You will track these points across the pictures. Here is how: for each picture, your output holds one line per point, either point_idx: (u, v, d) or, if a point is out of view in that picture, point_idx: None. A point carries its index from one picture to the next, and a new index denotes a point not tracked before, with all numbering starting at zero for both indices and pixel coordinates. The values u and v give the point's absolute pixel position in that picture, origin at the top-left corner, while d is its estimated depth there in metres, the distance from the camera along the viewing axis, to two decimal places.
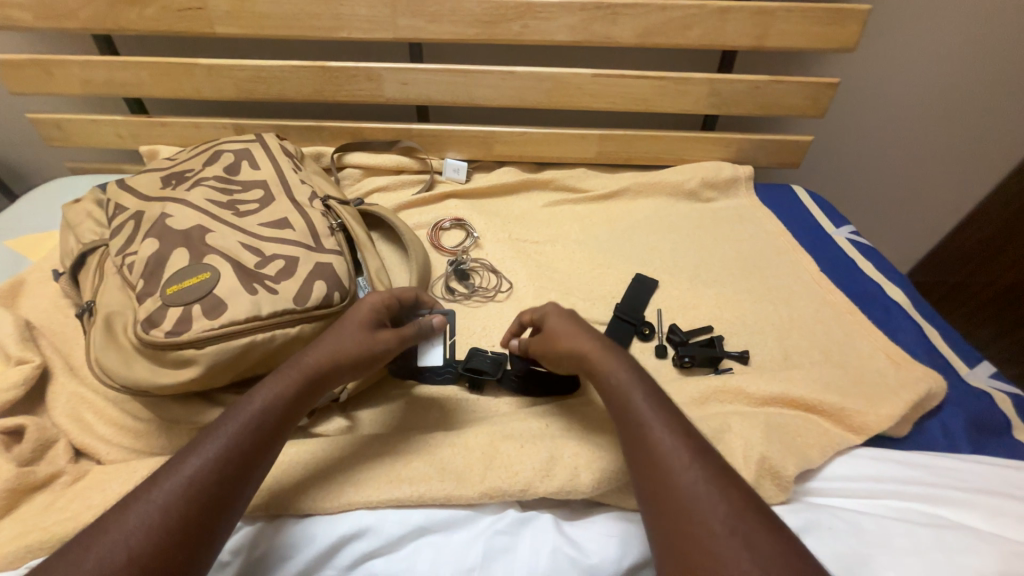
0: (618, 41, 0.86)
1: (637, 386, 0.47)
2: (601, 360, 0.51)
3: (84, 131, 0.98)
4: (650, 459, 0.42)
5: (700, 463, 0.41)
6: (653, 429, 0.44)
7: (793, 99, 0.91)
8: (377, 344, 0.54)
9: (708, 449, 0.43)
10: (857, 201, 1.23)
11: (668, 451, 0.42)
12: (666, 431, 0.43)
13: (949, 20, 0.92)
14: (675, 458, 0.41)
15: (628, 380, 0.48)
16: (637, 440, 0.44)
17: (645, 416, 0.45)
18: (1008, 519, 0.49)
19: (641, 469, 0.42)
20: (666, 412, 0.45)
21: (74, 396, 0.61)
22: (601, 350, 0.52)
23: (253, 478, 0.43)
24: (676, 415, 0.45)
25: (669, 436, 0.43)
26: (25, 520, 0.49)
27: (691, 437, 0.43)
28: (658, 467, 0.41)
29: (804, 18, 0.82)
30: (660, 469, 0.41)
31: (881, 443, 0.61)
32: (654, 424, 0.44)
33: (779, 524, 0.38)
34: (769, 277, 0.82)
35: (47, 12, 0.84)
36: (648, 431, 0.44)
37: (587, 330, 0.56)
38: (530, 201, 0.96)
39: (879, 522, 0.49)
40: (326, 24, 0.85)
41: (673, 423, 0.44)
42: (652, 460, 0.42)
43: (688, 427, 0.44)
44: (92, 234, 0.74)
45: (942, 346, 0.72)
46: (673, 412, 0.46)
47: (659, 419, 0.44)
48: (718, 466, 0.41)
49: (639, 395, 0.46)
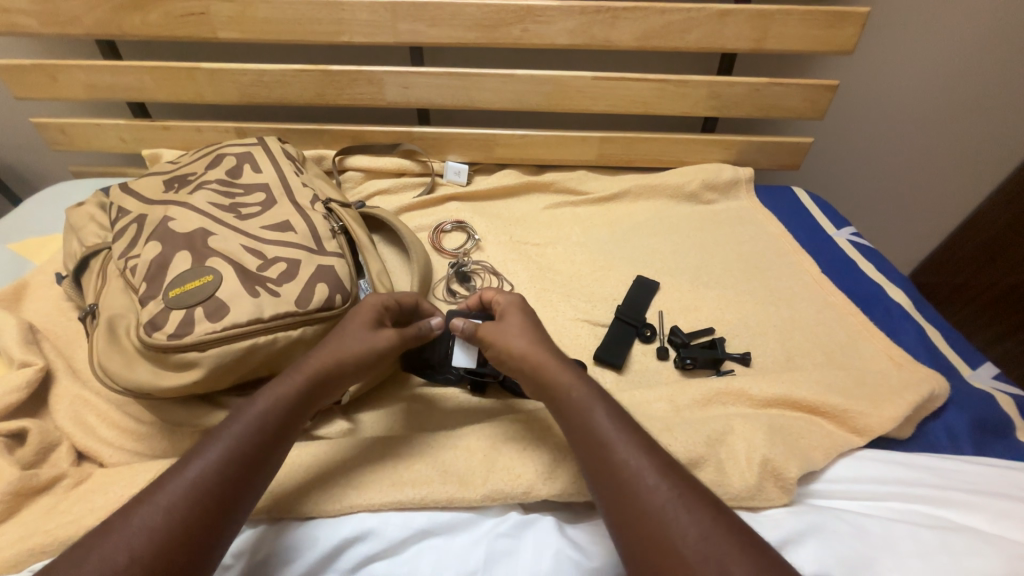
0: (617, 45, 0.86)
1: (598, 402, 0.48)
2: (555, 373, 0.50)
3: (88, 135, 0.99)
4: (618, 480, 0.42)
5: (668, 479, 0.41)
6: (617, 447, 0.44)
7: (793, 101, 0.91)
8: (380, 342, 0.54)
9: (674, 463, 0.43)
10: (858, 203, 1.23)
11: (633, 471, 0.42)
12: (632, 450, 0.43)
13: (947, 22, 0.93)
14: (643, 476, 0.41)
15: (589, 395, 0.48)
16: (602, 461, 0.44)
17: (609, 435, 0.45)
18: (1013, 521, 0.49)
19: (609, 492, 0.42)
20: (628, 428, 0.45)
21: (77, 399, 0.62)
22: (554, 362, 0.51)
23: (256, 482, 0.43)
24: (638, 431, 0.46)
25: (634, 454, 0.43)
26: (28, 524, 0.49)
27: (656, 453, 0.44)
28: (626, 488, 0.41)
29: (803, 21, 0.82)
30: (630, 489, 0.41)
31: (884, 445, 0.61)
32: (617, 443, 0.44)
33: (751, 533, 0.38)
34: (770, 278, 0.82)
35: (51, 18, 0.85)
36: (612, 451, 0.44)
37: (535, 332, 0.55)
38: (531, 203, 0.96)
39: (883, 524, 0.49)
40: (327, 29, 0.85)
41: (637, 439, 0.44)
42: (619, 481, 0.42)
43: (652, 444, 0.45)
44: (95, 237, 0.75)
45: (944, 347, 0.72)
46: (635, 427, 0.46)
47: (622, 436, 0.44)
48: (687, 480, 0.42)
49: (600, 413, 0.47)
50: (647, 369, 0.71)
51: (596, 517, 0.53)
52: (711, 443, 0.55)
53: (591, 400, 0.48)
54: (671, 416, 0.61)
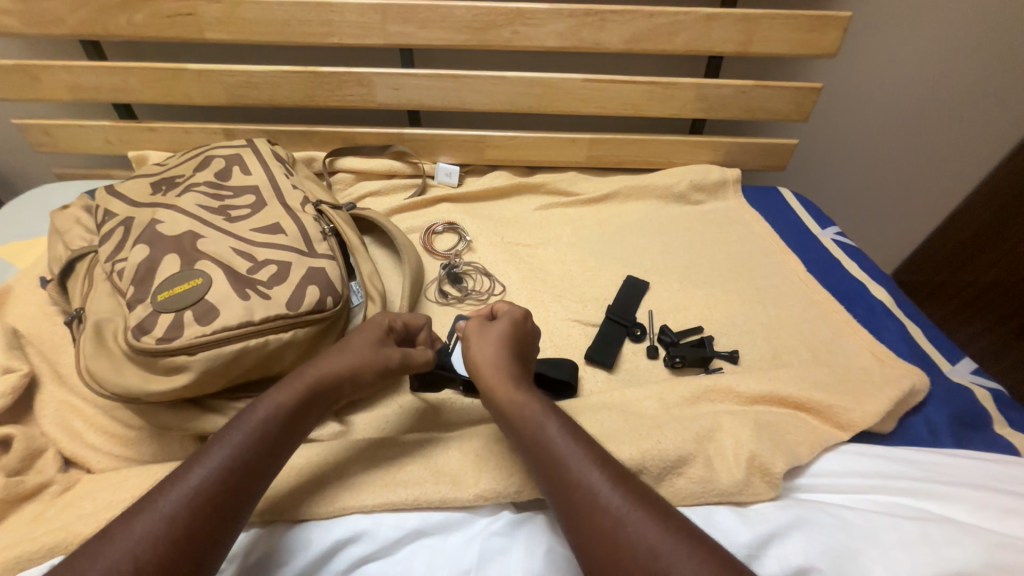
0: (606, 47, 0.87)
1: (551, 419, 0.48)
2: (509, 394, 0.51)
3: (72, 137, 0.97)
4: (572, 498, 0.43)
5: (620, 490, 0.42)
6: (570, 464, 0.44)
7: (778, 103, 0.93)
8: (386, 359, 0.55)
9: (628, 474, 0.44)
10: (842, 203, 1.26)
11: (586, 486, 0.42)
12: (586, 465, 0.44)
13: (927, 27, 0.95)
14: (595, 491, 0.42)
15: (542, 413, 0.49)
16: (557, 480, 0.44)
17: (562, 451, 0.45)
18: (992, 512, 0.51)
19: (564, 509, 0.43)
20: (582, 444, 0.46)
21: (63, 405, 0.61)
22: (510, 384, 0.52)
23: (259, 489, 0.43)
24: (592, 445, 0.46)
25: (586, 469, 0.44)
26: (14, 531, 0.48)
27: (610, 465, 0.44)
28: (580, 506, 0.42)
29: (788, 24, 0.84)
30: (584, 505, 0.42)
31: (869, 440, 0.62)
32: (570, 458, 0.45)
33: (705, 540, 0.39)
34: (757, 277, 0.83)
35: (34, 18, 0.84)
36: (567, 468, 0.44)
37: (505, 348, 0.56)
38: (522, 204, 0.97)
39: (868, 517, 0.50)
40: (317, 30, 0.85)
41: (590, 454, 0.45)
42: (574, 498, 0.42)
43: (607, 458, 0.45)
44: (81, 240, 0.74)
45: (926, 343, 0.74)
46: (588, 441, 0.47)
47: (575, 452, 0.45)
48: (640, 491, 0.42)
49: (553, 430, 0.47)
50: (638, 368, 0.72)
51: None
52: (700, 440, 0.56)
53: (544, 417, 0.48)
54: (661, 413, 0.62)
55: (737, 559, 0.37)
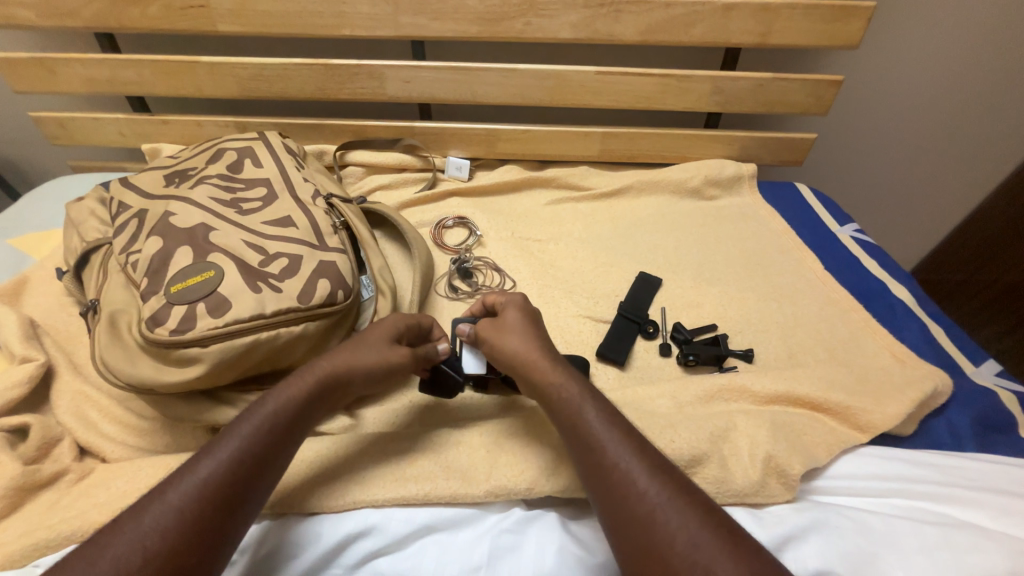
0: (621, 39, 0.85)
1: (588, 402, 0.48)
2: (545, 374, 0.50)
3: (86, 130, 0.98)
4: (607, 484, 0.42)
5: (658, 478, 0.41)
6: (607, 449, 0.44)
7: (797, 96, 0.91)
8: (394, 358, 0.54)
9: (668, 463, 0.43)
10: (861, 199, 1.23)
11: (622, 474, 0.42)
12: (623, 451, 0.43)
13: (954, 19, 0.92)
14: (632, 479, 0.41)
15: (579, 396, 0.48)
16: (592, 464, 0.44)
17: (598, 436, 0.45)
18: (1016, 518, 0.49)
19: (600, 494, 0.42)
20: (618, 429, 0.45)
21: (79, 395, 0.61)
22: (545, 363, 0.51)
23: (265, 483, 0.43)
24: (630, 431, 0.45)
25: (622, 455, 0.43)
26: (30, 519, 0.49)
27: (648, 452, 0.43)
28: (615, 490, 0.41)
29: (809, 15, 0.82)
30: (618, 491, 0.41)
31: (887, 442, 0.61)
32: (607, 443, 0.44)
33: (746, 538, 0.38)
34: (773, 274, 0.82)
35: (49, 10, 0.84)
36: (603, 453, 0.44)
37: (529, 332, 0.55)
38: (533, 199, 0.96)
39: (887, 521, 0.48)
40: (329, 22, 0.84)
41: (627, 440, 0.44)
42: (610, 482, 0.42)
43: (645, 445, 0.44)
44: (96, 232, 0.74)
45: (947, 344, 0.72)
46: (626, 426, 0.46)
47: (612, 437, 0.44)
48: (679, 481, 0.41)
49: (590, 413, 0.46)
50: (650, 366, 0.71)
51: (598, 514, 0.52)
52: (714, 439, 0.55)
53: (581, 400, 0.48)
54: (674, 412, 0.61)
55: (778, 562, 0.36)
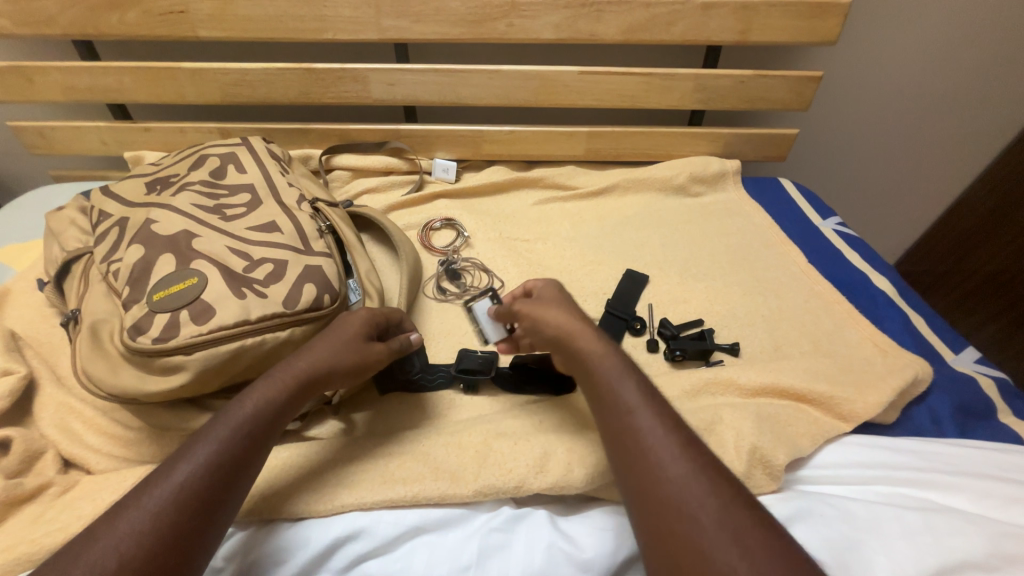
0: (603, 38, 0.86)
1: (624, 371, 0.48)
2: (585, 341, 0.51)
3: (67, 138, 0.97)
4: (636, 448, 0.42)
5: (688, 451, 0.41)
6: (640, 416, 0.44)
7: (778, 93, 0.92)
8: (373, 354, 0.54)
9: (694, 437, 0.43)
10: (845, 193, 1.24)
11: (654, 440, 0.42)
12: (655, 421, 0.43)
13: (928, 16, 0.94)
14: (664, 447, 0.41)
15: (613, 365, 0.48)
16: (623, 428, 0.44)
17: (631, 403, 0.45)
18: (995, 502, 0.50)
19: (626, 457, 0.42)
20: (652, 399, 0.45)
21: (62, 406, 0.61)
22: (586, 331, 0.52)
23: (241, 484, 0.43)
24: (663, 404, 0.45)
25: (650, 424, 0.43)
26: (14, 534, 0.48)
27: (679, 425, 0.43)
28: (641, 456, 0.41)
29: (786, 12, 0.83)
30: (642, 458, 0.41)
31: (870, 431, 0.62)
32: (637, 411, 0.44)
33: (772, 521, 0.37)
34: (758, 269, 0.83)
35: (26, 18, 0.83)
36: (635, 418, 0.44)
37: (568, 307, 0.56)
38: (520, 199, 0.96)
39: (871, 508, 0.49)
40: (311, 26, 0.84)
41: (660, 411, 0.44)
42: (639, 447, 0.42)
43: (676, 419, 0.44)
44: (77, 241, 0.74)
45: (929, 333, 0.73)
46: (660, 400, 0.46)
47: (643, 404, 0.45)
48: (703, 454, 0.41)
49: (626, 381, 0.47)
50: (638, 362, 0.71)
51: (588, 510, 0.53)
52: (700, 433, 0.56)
53: (618, 367, 0.48)
54: None
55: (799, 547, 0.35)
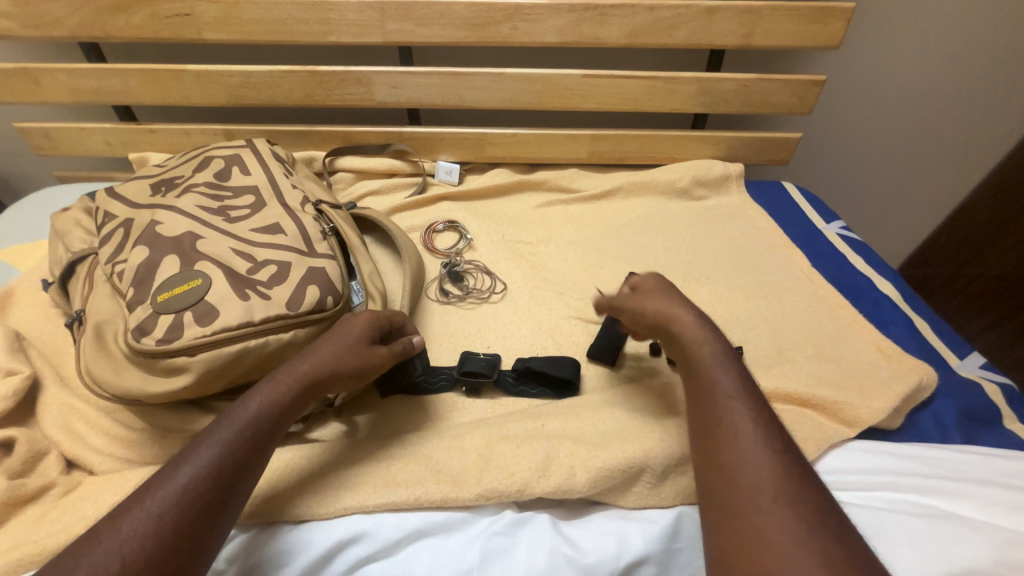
0: (607, 42, 0.86)
1: (722, 364, 0.47)
2: (691, 331, 0.50)
3: (72, 139, 0.97)
4: (723, 436, 0.42)
5: (779, 450, 0.41)
6: (732, 407, 0.44)
7: (781, 97, 0.92)
8: (376, 358, 0.54)
9: (789, 440, 0.42)
10: (849, 197, 1.24)
11: (744, 432, 0.42)
12: (749, 416, 0.43)
13: (933, 21, 0.94)
14: (755, 442, 0.41)
15: (716, 354, 0.48)
16: (713, 416, 0.44)
17: (725, 394, 0.45)
18: (1001, 509, 0.50)
19: (713, 442, 0.42)
20: (750, 395, 0.45)
21: (65, 407, 0.61)
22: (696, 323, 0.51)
23: (244, 486, 0.43)
24: (761, 403, 0.44)
25: (742, 415, 0.43)
26: (17, 534, 0.48)
27: (774, 426, 0.43)
28: (725, 441, 0.42)
29: (791, 16, 0.83)
30: (727, 444, 0.41)
31: (874, 436, 0.62)
32: (733, 402, 0.44)
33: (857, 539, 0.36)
34: (761, 272, 0.83)
35: (33, 21, 0.84)
36: (728, 409, 0.43)
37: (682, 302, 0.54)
38: (524, 202, 0.96)
39: (875, 514, 0.49)
40: (315, 29, 0.85)
41: (757, 409, 0.44)
42: (727, 435, 0.42)
43: (773, 420, 0.43)
44: (82, 242, 0.74)
45: (933, 338, 0.73)
46: (757, 398, 0.45)
47: (738, 397, 0.44)
48: (796, 458, 0.41)
49: (722, 373, 0.46)
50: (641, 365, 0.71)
51: (591, 514, 0.53)
52: None
53: (715, 360, 0.47)
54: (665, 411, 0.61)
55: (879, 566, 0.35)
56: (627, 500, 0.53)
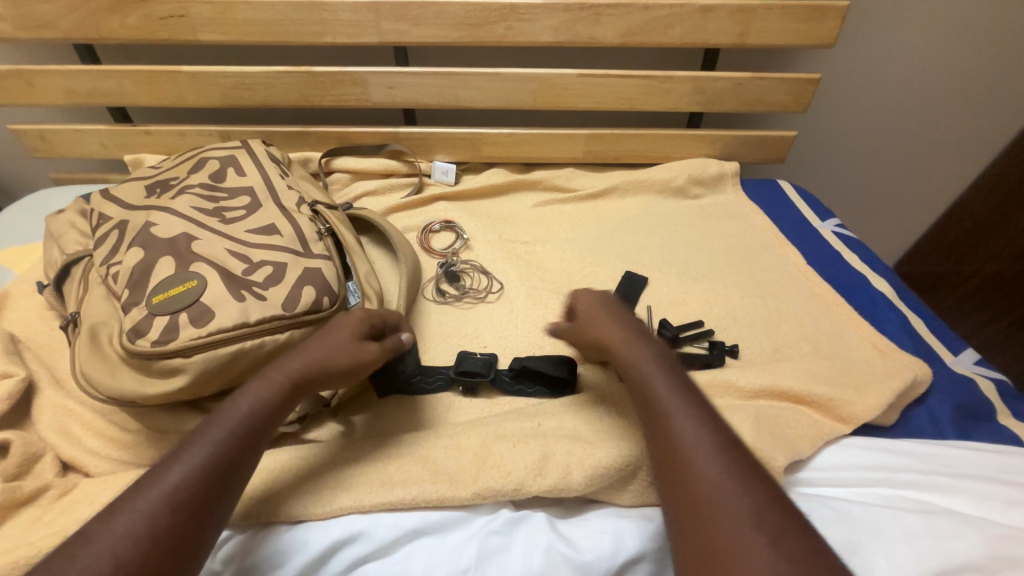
0: (601, 41, 0.86)
1: (658, 374, 0.47)
2: (631, 352, 0.51)
3: (67, 141, 0.97)
4: (666, 450, 0.42)
5: (720, 451, 0.40)
6: (671, 417, 0.43)
7: (776, 95, 0.92)
8: (368, 356, 0.54)
9: (733, 435, 0.42)
10: (844, 195, 1.24)
11: (686, 440, 0.41)
12: (689, 422, 0.43)
13: (927, 19, 0.94)
14: (696, 447, 0.41)
15: (647, 358, 0.49)
16: (656, 431, 0.44)
17: (666, 405, 0.44)
18: (995, 504, 0.50)
19: (659, 458, 0.42)
20: (689, 400, 0.45)
21: (61, 409, 0.61)
22: (629, 342, 0.52)
23: (236, 485, 0.43)
24: (702, 405, 0.44)
25: (681, 423, 0.43)
26: (13, 536, 0.48)
27: (716, 425, 0.42)
28: (668, 445, 0.42)
29: (784, 15, 0.83)
30: (672, 453, 0.41)
31: (870, 432, 0.62)
32: (669, 411, 0.44)
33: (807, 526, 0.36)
34: (757, 270, 0.83)
35: (27, 23, 0.84)
36: (668, 420, 0.43)
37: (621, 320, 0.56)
38: (520, 202, 0.96)
39: (869, 510, 0.49)
40: (310, 30, 0.85)
41: (696, 411, 0.44)
42: (670, 448, 0.42)
43: (716, 420, 0.43)
44: (77, 244, 0.74)
45: (929, 335, 0.73)
46: (698, 401, 0.45)
47: (677, 405, 0.44)
48: (740, 453, 0.40)
49: (660, 384, 0.46)
50: None
51: (587, 513, 0.53)
52: None
53: (650, 373, 0.48)
54: None
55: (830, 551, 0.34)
56: (624, 498, 0.53)
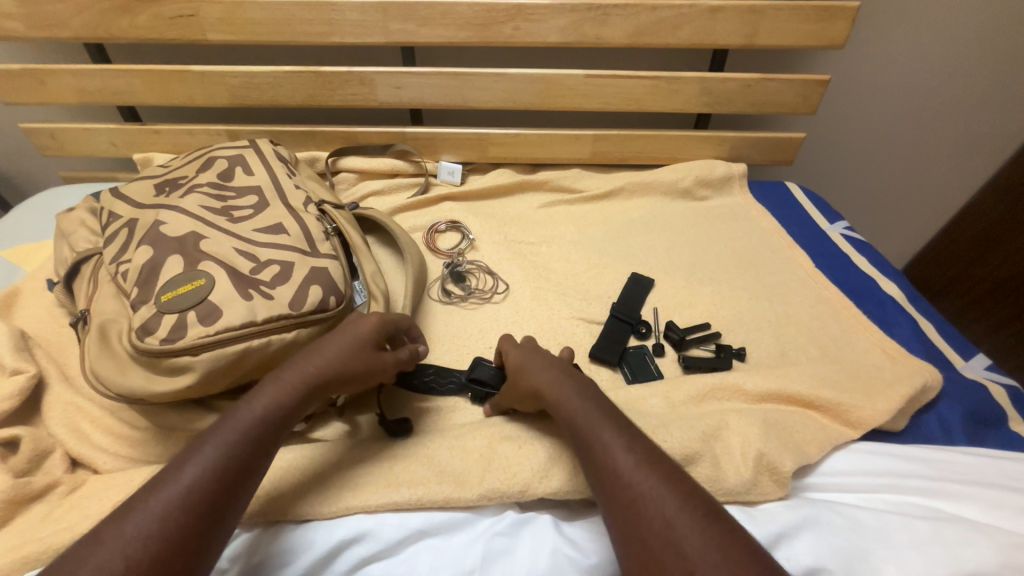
0: (609, 42, 0.86)
1: (589, 408, 0.49)
2: (558, 392, 0.52)
3: (78, 139, 0.98)
4: (607, 483, 0.43)
5: (651, 472, 0.41)
6: (604, 449, 0.44)
7: (784, 97, 0.91)
8: (378, 362, 0.55)
9: (665, 456, 0.43)
10: (852, 197, 1.24)
11: (621, 468, 0.42)
12: (622, 450, 0.43)
13: (938, 20, 0.94)
14: (630, 474, 0.41)
15: (573, 393, 0.51)
16: (596, 466, 0.44)
17: (599, 438, 0.45)
18: (1007, 512, 0.49)
19: (603, 490, 0.43)
20: (619, 429, 0.46)
21: (71, 406, 0.61)
22: (555, 381, 0.53)
23: (247, 486, 0.43)
24: (633, 433, 0.45)
25: (614, 452, 0.43)
26: (23, 531, 0.48)
27: (645, 448, 0.43)
28: (608, 478, 0.43)
29: (794, 15, 0.82)
30: (614, 484, 0.42)
31: (879, 437, 0.61)
32: (603, 442, 0.45)
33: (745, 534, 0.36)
34: (765, 273, 0.82)
35: (38, 22, 0.84)
36: (604, 452, 0.44)
37: (544, 358, 0.57)
38: (526, 202, 0.96)
39: (879, 516, 0.48)
40: (318, 29, 0.85)
41: (627, 438, 0.45)
42: (609, 480, 0.42)
43: (648, 444, 0.44)
44: (87, 242, 0.74)
45: (938, 340, 0.73)
46: (629, 429, 0.46)
47: (609, 435, 0.45)
48: (673, 472, 0.41)
49: (592, 417, 0.47)
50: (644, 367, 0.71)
51: (592, 515, 0.53)
52: (706, 439, 0.55)
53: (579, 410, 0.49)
54: (667, 412, 0.61)
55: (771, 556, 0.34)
56: None
